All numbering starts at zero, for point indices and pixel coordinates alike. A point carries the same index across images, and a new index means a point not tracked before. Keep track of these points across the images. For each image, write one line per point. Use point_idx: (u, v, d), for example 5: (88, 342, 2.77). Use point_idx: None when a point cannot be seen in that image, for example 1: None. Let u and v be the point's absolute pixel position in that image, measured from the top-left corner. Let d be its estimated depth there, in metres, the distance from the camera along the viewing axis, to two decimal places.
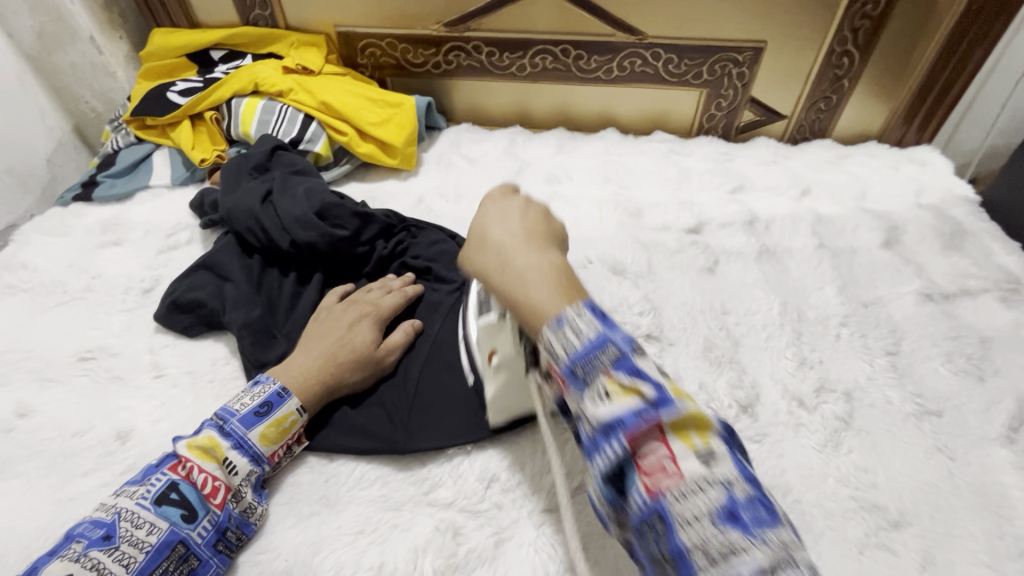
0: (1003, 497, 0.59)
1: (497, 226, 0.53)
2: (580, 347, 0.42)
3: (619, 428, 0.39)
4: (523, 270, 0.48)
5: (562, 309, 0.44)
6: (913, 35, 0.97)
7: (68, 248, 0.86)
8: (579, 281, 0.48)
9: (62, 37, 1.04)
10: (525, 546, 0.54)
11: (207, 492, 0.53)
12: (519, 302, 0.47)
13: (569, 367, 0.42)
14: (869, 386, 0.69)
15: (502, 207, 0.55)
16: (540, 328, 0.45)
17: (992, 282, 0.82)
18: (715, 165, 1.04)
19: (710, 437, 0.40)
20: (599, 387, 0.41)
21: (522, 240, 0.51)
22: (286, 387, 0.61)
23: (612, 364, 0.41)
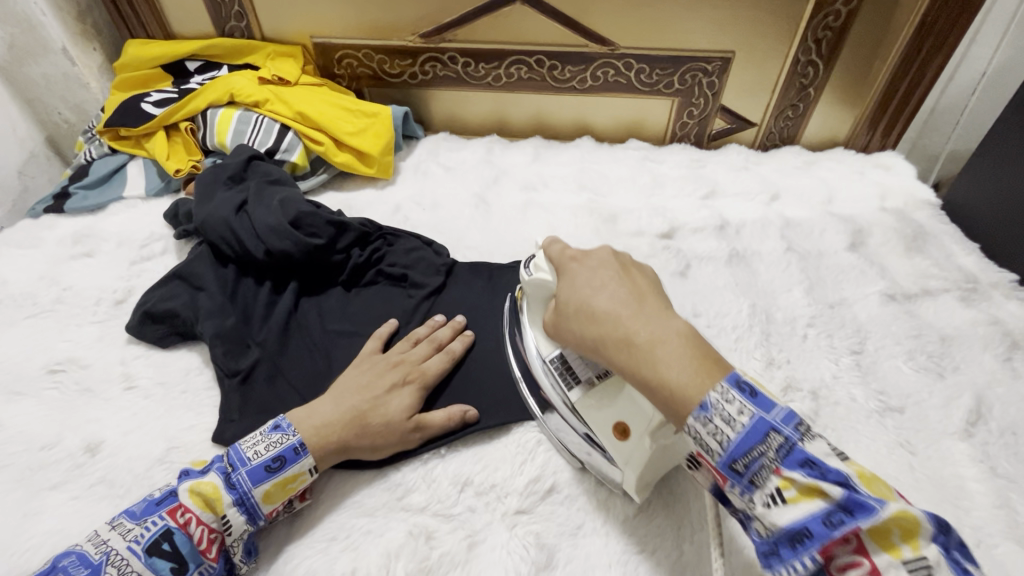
0: (962, 489, 0.61)
1: (591, 292, 0.51)
2: (737, 439, 0.40)
3: (806, 539, 0.37)
4: (650, 345, 0.45)
5: (706, 392, 0.42)
6: (873, 45, 1.01)
7: (39, 260, 0.85)
8: (714, 349, 0.45)
9: (34, 48, 1.03)
10: (498, 548, 0.55)
11: (202, 548, 0.51)
12: (653, 383, 0.44)
13: (727, 462, 0.41)
14: (834, 385, 0.71)
15: (593, 270, 0.53)
16: (685, 416, 0.42)
17: (951, 282, 0.85)
18: (688, 172, 1.06)
19: (921, 543, 0.36)
20: (769, 486, 0.40)
21: (634, 309, 0.48)
22: (304, 443, 0.57)
23: (780, 459, 0.40)
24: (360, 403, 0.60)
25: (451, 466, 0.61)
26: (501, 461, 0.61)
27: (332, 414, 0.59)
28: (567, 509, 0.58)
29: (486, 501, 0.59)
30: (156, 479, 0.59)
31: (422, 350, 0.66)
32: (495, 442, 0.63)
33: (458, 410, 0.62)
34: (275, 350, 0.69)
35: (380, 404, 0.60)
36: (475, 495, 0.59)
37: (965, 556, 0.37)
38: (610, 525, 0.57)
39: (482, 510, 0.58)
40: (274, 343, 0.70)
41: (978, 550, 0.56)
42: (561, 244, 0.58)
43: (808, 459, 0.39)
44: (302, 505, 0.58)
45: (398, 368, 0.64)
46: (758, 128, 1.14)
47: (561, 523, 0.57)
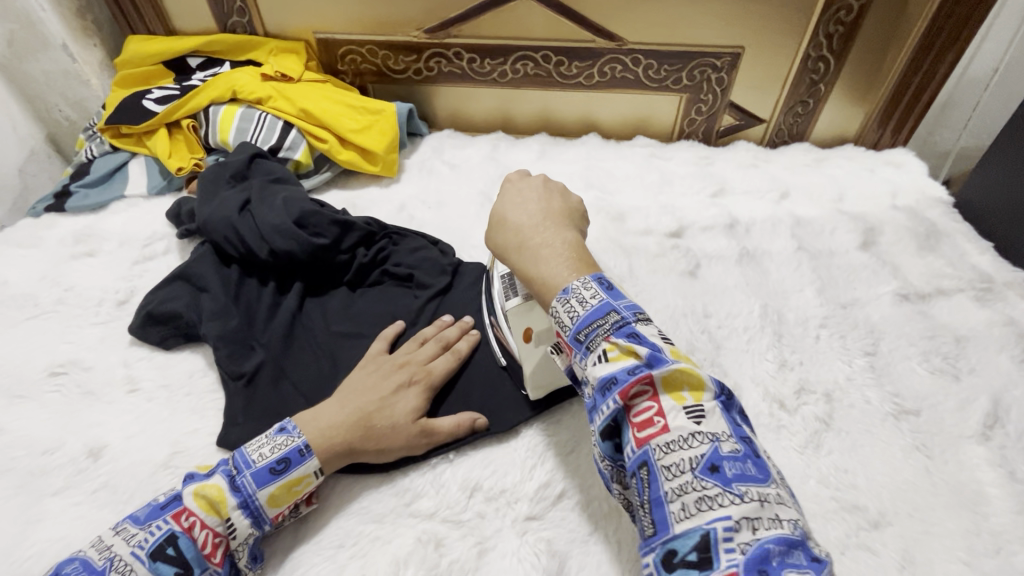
0: (979, 494, 0.60)
1: (507, 207, 0.61)
2: (584, 315, 0.49)
3: (613, 385, 0.44)
4: (541, 246, 0.56)
5: (569, 282, 0.51)
6: (886, 39, 0.99)
7: (40, 260, 0.84)
8: (592, 258, 0.56)
9: (33, 44, 1.02)
10: (508, 555, 0.54)
11: (206, 552, 0.50)
12: (530, 277, 0.55)
13: (575, 334, 0.49)
14: (848, 387, 0.70)
15: (523, 191, 0.62)
16: (551, 300, 0.52)
17: (966, 282, 0.84)
18: (697, 169, 1.05)
19: (702, 393, 0.44)
20: (599, 350, 0.47)
21: (539, 221, 0.58)
22: (310, 445, 0.56)
23: (612, 329, 0.47)
24: (367, 405, 0.59)
25: (460, 470, 0.60)
26: (509, 466, 0.60)
27: (339, 416, 0.58)
28: (579, 515, 0.57)
29: (495, 506, 0.58)
30: (161, 485, 0.58)
31: (428, 351, 0.65)
32: (503, 447, 0.62)
33: (468, 417, 0.61)
34: (279, 352, 0.69)
35: (388, 406, 0.59)
36: (484, 501, 0.58)
37: (740, 416, 0.46)
38: (621, 533, 0.55)
39: (492, 515, 0.57)
40: (278, 345, 0.69)
41: (997, 557, 0.55)
42: (523, 172, 0.66)
43: (633, 332, 0.46)
44: (307, 509, 0.57)
45: (404, 369, 0.63)
46: (767, 124, 1.13)
47: (570, 529, 0.56)
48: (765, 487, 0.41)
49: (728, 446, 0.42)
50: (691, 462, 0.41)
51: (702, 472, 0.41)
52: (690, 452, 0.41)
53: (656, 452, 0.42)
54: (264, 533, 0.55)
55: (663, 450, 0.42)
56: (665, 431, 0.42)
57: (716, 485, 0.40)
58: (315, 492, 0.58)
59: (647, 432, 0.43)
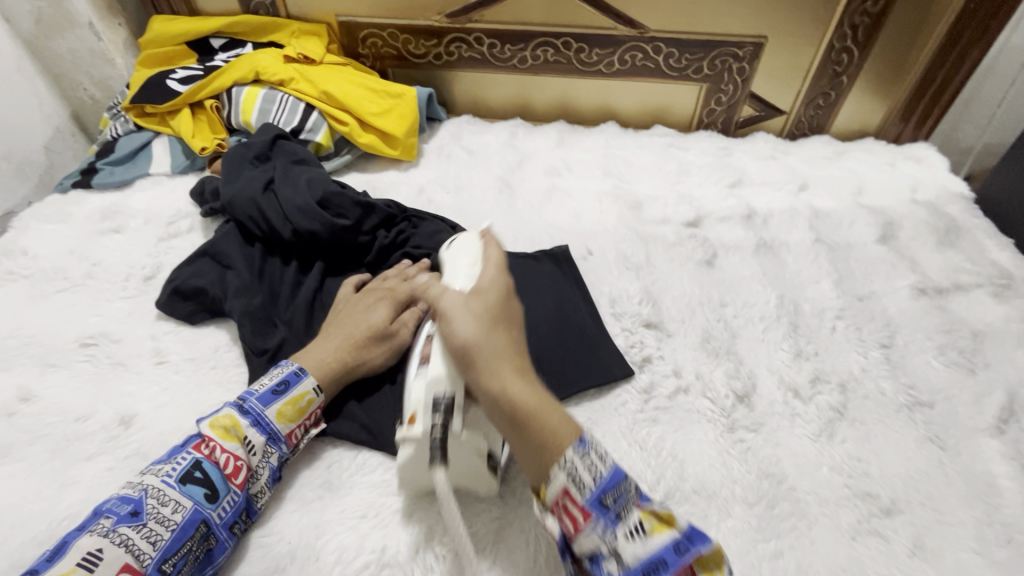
0: (992, 485, 0.60)
1: (473, 329, 0.49)
2: (606, 477, 0.46)
3: (662, 567, 0.42)
4: (535, 384, 0.50)
5: (581, 433, 0.48)
6: (912, 31, 0.98)
7: (69, 234, 0.86)
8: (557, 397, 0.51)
9: (60, 22, 1.03)
10: (526, 531, 0.55)
11: (229, 472, 0.53)
12: (534, 442, 0.47)
13: (596, 497, 0.45)
14: (863, 378, 0.70)
15: (476, 306, 0.51)
16: (561, 451, 0.46)
17: (985, 277, 0.83)
18: (714, 159, 1.05)
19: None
20: (633, 521, 0.44)
21: (521, 340, 0.52)
22: (303, 367, 0.61)
23: (638, 497, 0.46)
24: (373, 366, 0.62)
25: None
26: None
27: None
28: None
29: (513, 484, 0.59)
30: None
31: None
32: None
33: None
34: (301, 329, 0.70)
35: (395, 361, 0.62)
36: (503, 479, 0.59)
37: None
38: None
39: (510, 493, 0.58)
40: (301, 322, 0.71)
41: (1009, 546, 0.55)
42: (495, 250, 0.58)
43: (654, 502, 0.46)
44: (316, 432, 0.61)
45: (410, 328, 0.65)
46: (787, 116, 1.12)
47: None
48: None
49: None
50: None
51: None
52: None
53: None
54: (284, 458, 0.58)
55: None
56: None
57: None
58: (320, 417, 0.62)
59: None
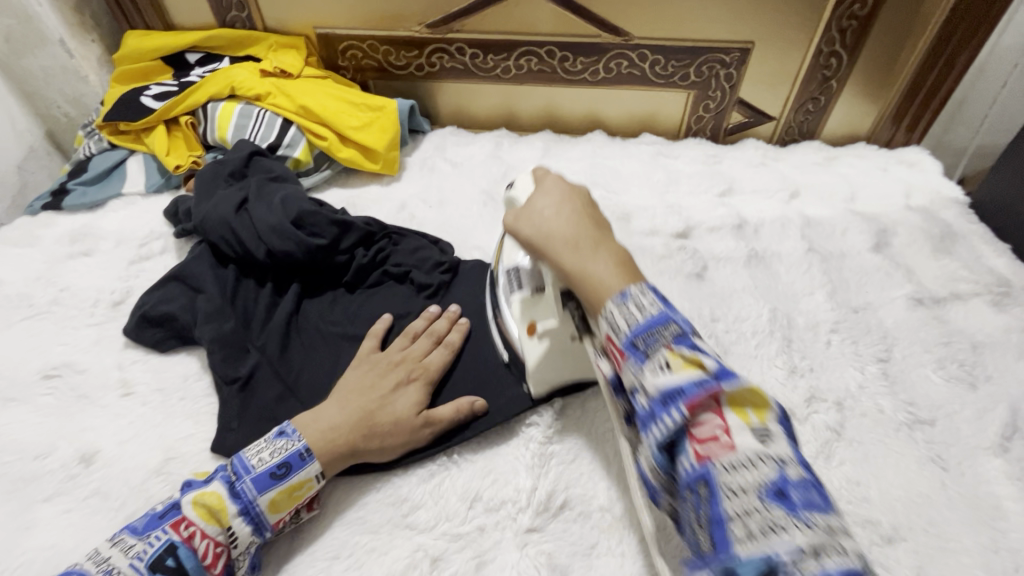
0: (997, 508, 0.58)
1: (548, 208, 0.57)
2: (642, 322, 0.46)
3: (677, 396, 0.42)
4: (592, 249, 0.53)
5: (626, 287, 0.49)
6: (901, 34, 0.96)
7: (37, 259, 0.83)
8: (638, 269, 0.53)
9: (30, 40, 1.01)
10: (508, 569, 0.52)
11: (207, 562, 0.49)
12: (590, 287, 0.51)
13: (631, 339, 0.46)
14: (860, 395, 0.67)
15: (556, 198, 0.59)
16: (604, 303, 0.49)
17: (983, 285, 0.81)
18: (704, 168, 1.02)
19: (766, 417, 0.42)
20: (660, 359, 0.44)
21: (591, 227, 0.56)
22: (310, 448, 0.55)
23: (673, 339, 0.45)
24: (368, 404, 0.58)
25: (460, 480, 0.58)
26: (509, 477, 0.58)
27: (340, 417, 0.57)
28: (581, 527, 0.55)
29: (495, 519, 0.56)
30: (154, 491, 0.57)
31: (422, 346, 0.65)
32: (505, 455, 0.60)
33: (467, 401, 0.61)
34: (275, 355, 0.67)
35: (388, 403, 0.59)
36: (485, 512, 0.56)
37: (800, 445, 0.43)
38: (626, 544, 0.54)
39: (492, 528, 0.55)
40: (274, 348, 0.67)
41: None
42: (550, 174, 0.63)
43: (694, 345, 0.45)
44: (308, 515, 0.56)
45: (401, 366, 0.62)
46: (777, 122, 1.10)
47: (573, 543, 0.54)
48: (832, 517, 0.38)
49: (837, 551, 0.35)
50: (755, 486, 0.38)
51: (768, 496, 0.38)
52: (754, 474, 0.38)
53: (718, 469, 0.39)
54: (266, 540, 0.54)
55: (725, 468, 0.39)
56: (729, 451, 0.40)
57: (782, 513, 0.37)
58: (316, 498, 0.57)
59: (709, 448, 0.40)
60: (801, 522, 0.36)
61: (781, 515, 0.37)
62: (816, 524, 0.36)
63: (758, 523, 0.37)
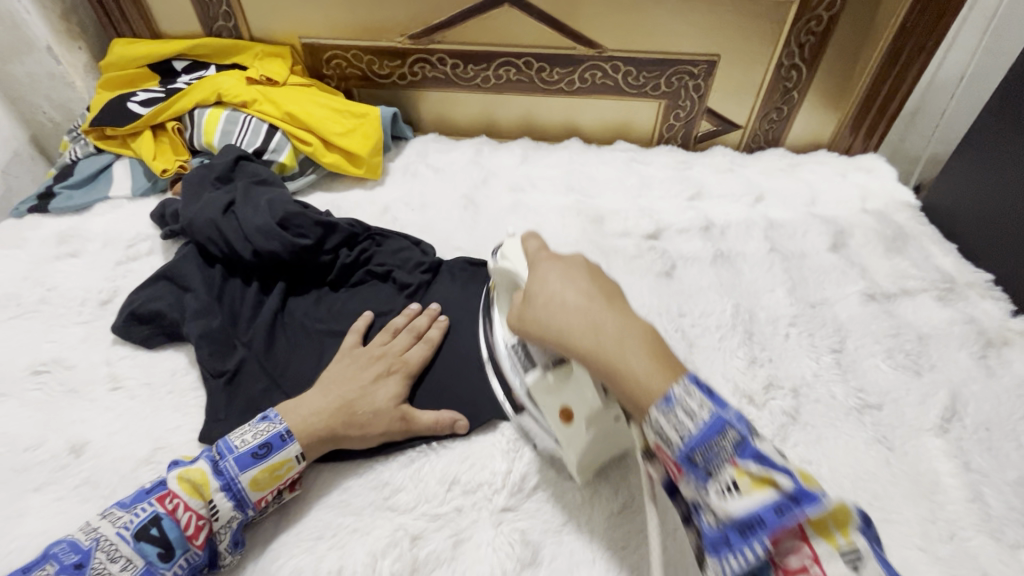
0: (937, 483, 0.63)
1: (552, 284, 0.50)
2: (695, 431, 0.41)
3: (758, 526, 0.37)
4: (614, 338, 0.46)
5: (669, 386, 0.42)
6: (855, 48, 1.03)
7: (23, 260, 0.85)
8: (672, 352, 0.46)
9: (17, 47, 1.02)
10: (483, 546, 0.55)
11: (189, 533, 0.51)
12: (615, 375, 0.45)
13: (686, 454, 0.41)
14: (814, 383, 0.72)
15: (565, 267, 0.52)
16: (648, 409, 0.43)
17: (930, 282, 0.87)
18: (674, 173, 1.07)
19: (852, 532, 0.37)
20: (725, 478, 0.39)
21: (603, 303, 0.48)
22: (290, 430, 0.58)
23: (735, 452, 0.40)
24: (348, 394, 0.62)
25: (439, 464, 0.61)
26: (486, 459, 0.62)
27: (321, 405, 0.61)
28: (553, 506, 0.59)
29: (472, 500, 0.59)
30: (143, 479, 0.60)
31: (403, 341, 0.68)
32: (482, 441, 0.63)
33: (449, 417, 0.63)
34: (261, 350, 0.69)
35: (368, 394, 0.62)
36: (462, 494, 0.59)
37: (890, 551, 0.38)
38: (594, 520, 0.57)
39: (469, 508, 0.58)
40: (260, 343, 0.70)
41: (951, 542, 0.58)
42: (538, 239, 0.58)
43: (761, 454, 0.39)
44: (291, 495, 0.59)
45: (381, 360, 0.66)
46: (743, 130, 1.16)
47: (546, 520, 0.58)
48: None
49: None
50: None
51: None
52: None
53: None
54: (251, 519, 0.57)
55: None
56: None
57: None
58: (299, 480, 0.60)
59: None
60: None
61: None
62: None
63: None
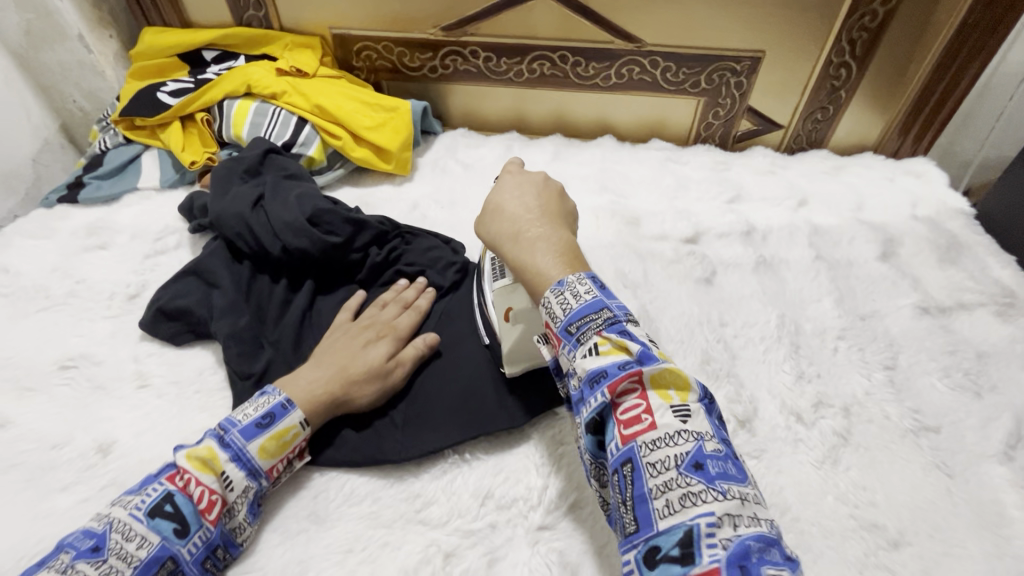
0: (1001, 515, 0.58)
1: (515, 201, 0.62)
2: (577, 308, 0.50)
3: (602, 377, 0.45)
4: (534, 239, 0.57)
5: (564, 276, 0.53)
6: (910, 46, 0.97)
7: (53, 251, 0.84)
8: (582, 256, 0.57)
9: (50, 35, 1.02)
10: (520, 565, 0.53)
11: (202, 507, 0.50)
12: (526, 268, 0.56)
13: (565, 327, 0.50)
14: (866, 402, 0.68)
15: (520, 183, 0.64)
16: (544, 291, 0.54)
17: (988, 296, 0.82)
18: (713, 174, 1.03)
19: (689, 396, 0.45)
20: (589, 344, 0.48)
21: (535, 215, 0.60)
22: (291, 399, 0.58)
23: (604, 325, 0.48)
24: (341, 359, 0.62)
25: (473, 477, 0.59)
26: (522, 473, 0.59)
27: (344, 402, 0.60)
28: (592, 527, 0.56)
29: (507, 516, 0.56)
30: None
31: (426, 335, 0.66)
32: (515, 453, 0.61)
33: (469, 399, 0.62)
34: (289, 350, 0.68)
35: (360, 356, 0.63)
36: (496, 510, 0.57)
37: (719, 422, 0.47)
38: None
39: (504, 525, 0.56)
40: (289, 344, 0.69)
41: None
42: (520, 163, 0.69)
43: (623, 330, 0.48)
44: (300, 464, 0.59)
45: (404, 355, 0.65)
46: (785, 130, 1.11)
47: (586, 540, 0.55)
48: (744, 486, 0.42)
49: (712, 446, 0.43)
50: (675, 459, 0.41)
51: (686, 470, 0.41)
52: (675, 449, 0.42)
53: (642, 448, 0.43)
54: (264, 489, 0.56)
55: (648, 445, 0.42)
56: (652, 429, 0.43)
57: (701, 482, 0.40)
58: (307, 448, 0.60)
59: (633, 428, 0.44)
60: (716, 489, 0.40)
61: (700, 483, 0.40)
62: (730, 491, 0.40)
63: (679, 491, 0.40)
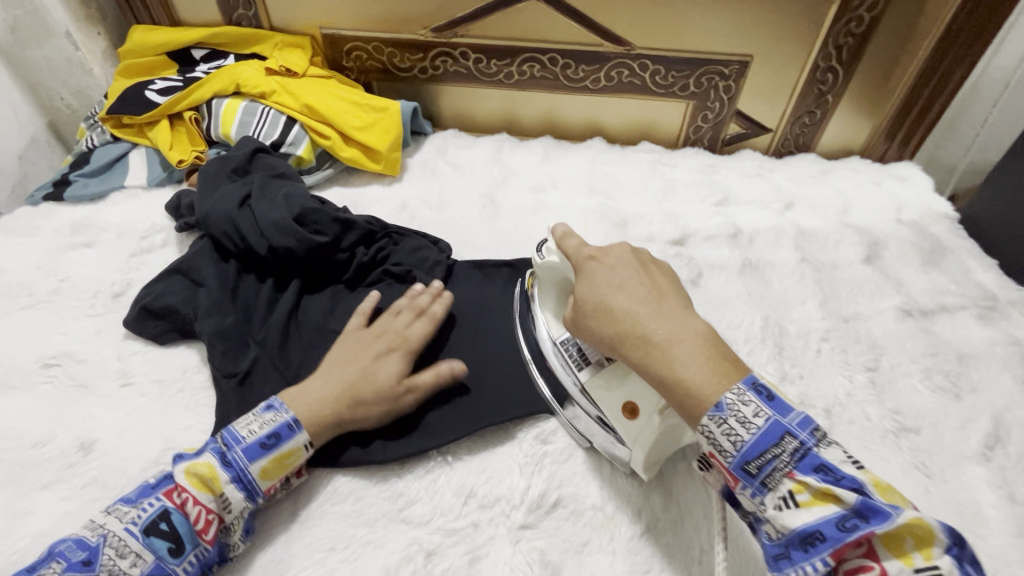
0: (978, 515, 0.59)
1: (624, 297, 0.52)
2: (751, 441, 0.43)
3: (818, 541, 0.40)
4: (668, 341, 0.48)
5: (721, 394, 0.44)
6: (895, 51, 0.99)
7: (38, 248, 0.84)
8: (729, 350, 0.48)
9: (37, 31, 1.01)
10: (501, 564, 0.53)
11: (199, 527, 0.51)
12: (670, 382, 0.47)
13: (741, 464, 0.44)
14: (848, 403, 0.69)
15: (613, 268, 0.55)
16: (697, 416, 0.46)
17: (969, 299, 0.83)
18: (701, 177, 1.04)
19: (934, 552, 0.37)
20: (782, 489, 0.43)
21: (652, 309, 0.51)
22: (298, 420, 0.57)
23: (794, 463, 0.43)
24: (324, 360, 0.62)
25: (455, 476, 0.59)
26: (503, 474, 0.59)
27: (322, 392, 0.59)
28: (573, 525, 0.56)
29: (490, 515, 0.57)
30: None
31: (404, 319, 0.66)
32: (498, 451, 0.61)
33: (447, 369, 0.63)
34: (276, 352, 0.68)
35: (341, 357, 0.62)
36: (479, 509, 0.57)
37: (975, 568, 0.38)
38: (617, 541, 0.55)
39: (486, 524, 0.56)
40: (274, 343, 0.68)
41: None
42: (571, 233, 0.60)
43: (822, 466, 0.42)
44: (298, 480, 0.59)
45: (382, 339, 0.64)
46: (773, 133, 1.12)
47: (567, 539, 0.55)
48: None
49: None
50: None
51: None
52: None
53: None
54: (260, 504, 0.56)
55: None
56: None
57: None
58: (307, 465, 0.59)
59: None
60: None
61: None
62: None
63: None
